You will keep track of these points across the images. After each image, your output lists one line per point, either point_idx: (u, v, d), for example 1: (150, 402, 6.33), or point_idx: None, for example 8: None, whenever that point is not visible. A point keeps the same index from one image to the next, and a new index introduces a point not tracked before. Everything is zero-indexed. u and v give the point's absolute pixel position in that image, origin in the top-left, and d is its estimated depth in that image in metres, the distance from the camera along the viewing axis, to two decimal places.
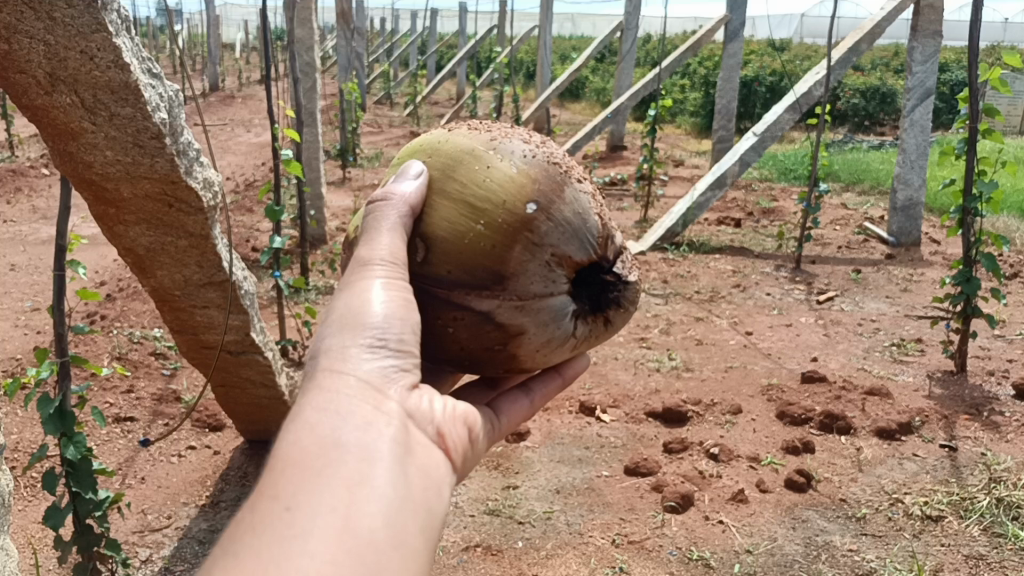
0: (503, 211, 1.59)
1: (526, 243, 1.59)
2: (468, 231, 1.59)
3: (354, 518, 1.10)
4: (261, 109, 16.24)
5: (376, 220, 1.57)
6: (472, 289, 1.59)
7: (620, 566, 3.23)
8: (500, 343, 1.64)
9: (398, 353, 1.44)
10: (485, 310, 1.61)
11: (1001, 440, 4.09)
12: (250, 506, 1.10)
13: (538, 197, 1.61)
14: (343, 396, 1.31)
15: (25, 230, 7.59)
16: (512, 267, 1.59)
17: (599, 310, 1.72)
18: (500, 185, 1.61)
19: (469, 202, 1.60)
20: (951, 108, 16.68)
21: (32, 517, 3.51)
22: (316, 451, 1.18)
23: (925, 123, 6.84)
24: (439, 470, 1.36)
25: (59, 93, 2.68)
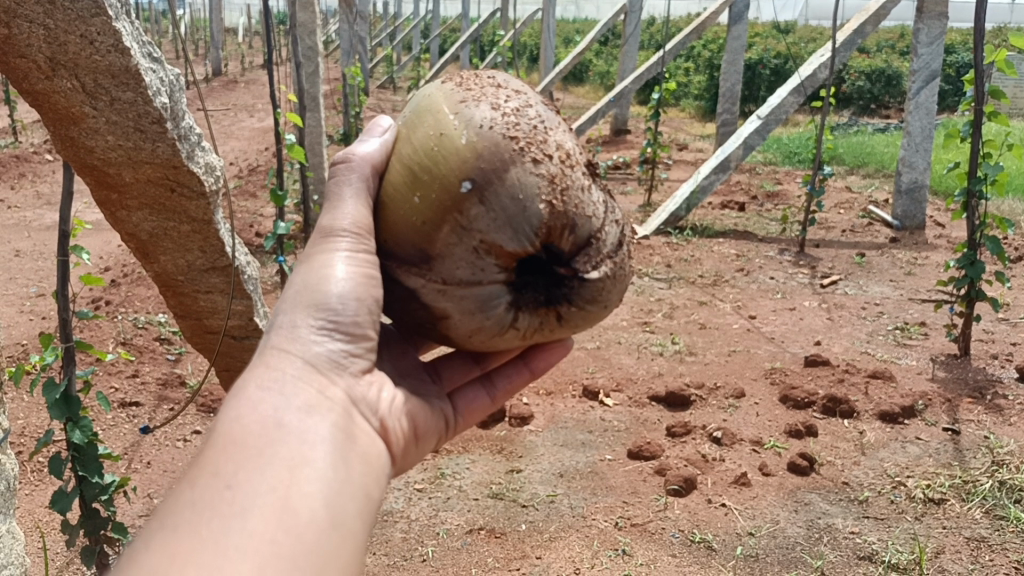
0: (437, 187, 1.56)
1: (454, 225, 1.56)
2: (405, 202, 1.59)
3: (292, 497, 1.20)
4: (264, 94, 16.20)
5: (339, 187, 1.61)
6: (404, 266, 1.62)
7: (624, 548, 3.25)
8: (435, 323, 1.65)
9: (347, 339, 1.54)
10: (413, 288, 1.62)
11: (1004, 423, 4.10)
12: (191, 479, 1.19)
13: (473, 175, 1.55)
14: (290, 378, 1.41)
15: (29, 216, 7.60)
16: (438, 248, 1.58)
17: (552, 303, 1.64)
18: (440, 157, 1.57)
19: (412, 171, 1.59)
20: (957, 90, 16.57)
21: (39, 501, 3.53)
22: (259, 430, 1.28)
23: (931, 106, 6.80)
24: (378, 458, 1.47)
25: (59, 78, 2.68)
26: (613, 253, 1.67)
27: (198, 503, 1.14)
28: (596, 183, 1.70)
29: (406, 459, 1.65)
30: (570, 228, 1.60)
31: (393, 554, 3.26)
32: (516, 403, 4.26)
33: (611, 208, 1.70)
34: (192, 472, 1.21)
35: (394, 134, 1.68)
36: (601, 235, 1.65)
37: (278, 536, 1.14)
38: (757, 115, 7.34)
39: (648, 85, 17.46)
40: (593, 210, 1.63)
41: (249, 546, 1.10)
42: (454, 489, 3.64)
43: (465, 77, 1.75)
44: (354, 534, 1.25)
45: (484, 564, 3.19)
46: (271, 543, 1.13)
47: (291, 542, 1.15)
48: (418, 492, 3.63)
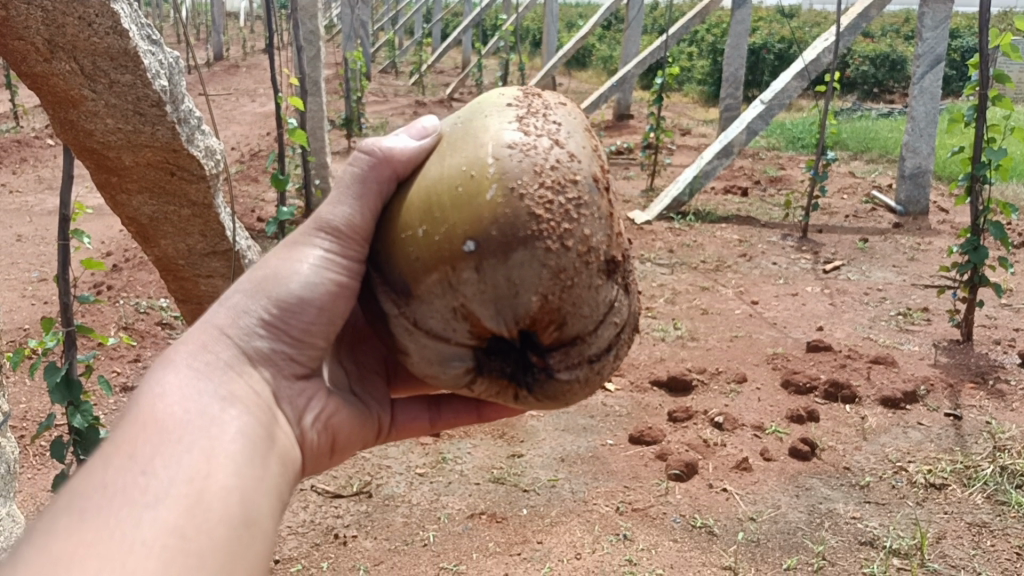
0: (444, 234, 1.45)
1: (443, 277, 1.46)
2: (409, 230, 1.48)
3: (205, 489, 1.20)
4: (266, 79, 16.14)
5: (356, 188, 1.53)
6: (385, 289, 1.55)
7: (624, 533, 3.25)
8: (400, 353, 1.59)
9: (290, 338, 1.54)
10: (387, 315, 1.55)
11: (1005, 408, 4.09)
12: (103, 461, 1.18)
13: (479, 239, 1.42)
14: (218, 368, 1.41)
15: (30, 200, 7.59)
16: (420, 289, 1.49)
17: (513, 380, 1.56)
18: (456, 204, 1.45)
19: (428, 202, 1.47)
20: (961, 75, 16.48)
21: (41, 485, 3.54)
22: (178, 418, 1.27)
23: (935, 91, 6.75)
24: (293, 459, 1.48)
25: (58, 60, 2.66)
26: (595, 359, 1.55)
27: (108, 485, 1.13)
28: (614, 282, 1.52)
29: (316, 468, 1.65)
30: (557, 325, 1.48)
31: (394, 539, 3.27)
32: None
33: (619, 308, 1.55)
34: (103, 454, 1.20)
35: (436, 141, 1.55)
36: (590, 338, 1.52)
37: (189, 525, 1.13)
38: (760, 99, 7.29)
39: (651, 69, 17.39)
40: (592, 311, 1.49)
41: (159, 533, 1.09)
42: (455, 474, 3.65)
43: (537, 111, 1.57)
44: (263, 531, 1.26)
45: (484, 548, 3.20)
46: (181, 532, 1.12)
47: (202, 532, 1.14)
48: (419, 477, 3.63)
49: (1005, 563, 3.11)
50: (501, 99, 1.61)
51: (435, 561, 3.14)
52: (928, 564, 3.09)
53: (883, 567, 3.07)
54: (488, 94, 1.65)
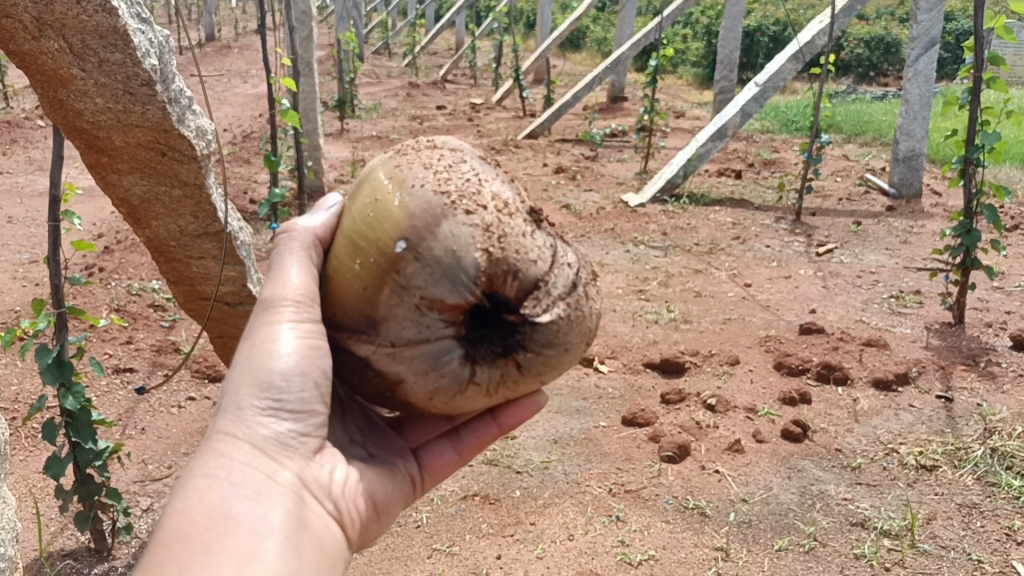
0: (374, 251, 1.48)
1: (394, 285, 1.46)
2: (346, 271, 1.51)
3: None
4: (257, 60, 16.03)
5: (286, 258, 1.56)
6: (349, 333, 1.53)
7: (617, 514, 3.27)
8: (392, 388, 1.54)
9: (295, 416, 1.51)
10: (365, 356, 1.52)
11: (996, 390, 4.11)
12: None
13: (408, 238, 1.46)
14: (239, 465, 1.40)
15: (21, 182, 7.55)
16: (381, 311, 1.48)
17: (508, 352, 1.50)
18: (373, 223, 1.50)
19: (347, 241, 1.53)
20: (956, 58, 16.46)
21: (34, 468, 3.53)
22: (205, 528, 1.28)
23: (929, 73, 6.73)
24: (332, 542, 1.47)
25: (46, 39, 2.64)
26: (565, 295, 1.53)
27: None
28: (542, 229, 1.57)
29: (360, 538, 1.62)
30: (512, 273, 1.48)
31: None
32: None
33: (561, 250, 1.57)
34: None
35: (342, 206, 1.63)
36: (549, 278, 1.51)
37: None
38: (755, 82, 7.27)
39: (646, 51, 17.32)
40: (535, 253, 1.50)
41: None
42: None
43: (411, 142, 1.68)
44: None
45: (478, 530, 3.21)
46: None
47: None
48: None
49: (994, 544, 3.13)
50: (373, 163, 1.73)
51: (428, 542, 3.15)
52: (918, 545, 3.11)
53: (874, 548, 3.10)
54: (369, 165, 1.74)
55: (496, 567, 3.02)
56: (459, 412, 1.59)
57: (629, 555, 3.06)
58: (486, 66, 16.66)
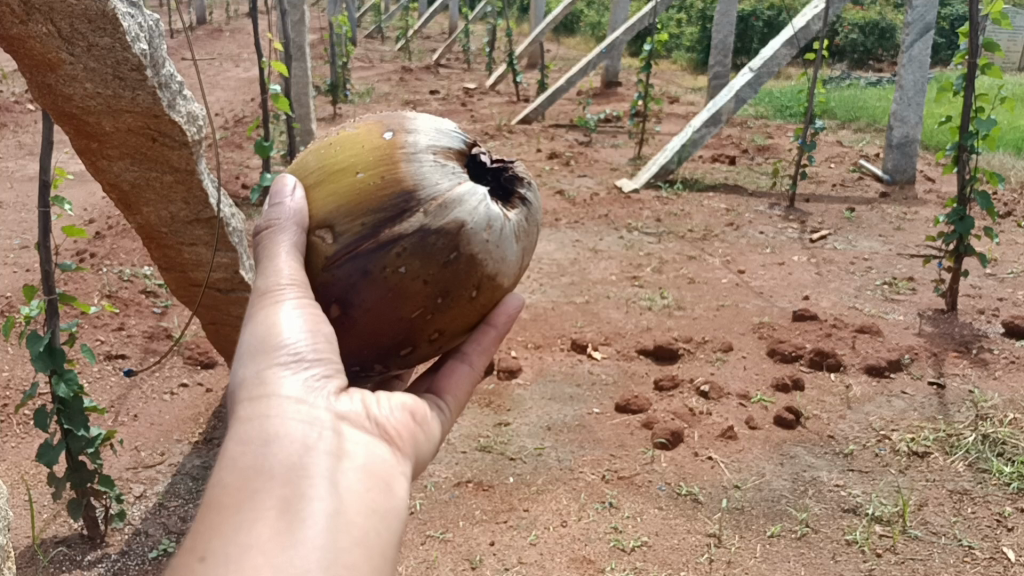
0: (365, 148, 1.49)
1: (406, 156, 1.48)
2: (356, 180, 1.47)
3: (279, 546, 1.07)
4: (249, 44, 15.94)
5: (267, 245, 1.45)
6: (389, 221, 1.45)
7: (610, 501, 3.27)
8: (456, 246, 1.45)
9: (318, 360, 1.36)
10: (418, 226, 1.44)
11: (988, 377, 4.13)
12: (176, 561, 1.08)
13: (390, 125, 1.52)
14: (266, 417, 1.25)
15: (10, 167, 7.49)
16: (410, 180, 1.46)
17: (510, 193, 1.56)
18: (344, 143, 1.52)
19: (328, 176, 1.50)
20: (950, 45, 16.44)
21: (25, 454, 3.52)
22: (234, 493, 1.14)
23: (924, 59, 6.70)
24: (387, 470, 1.30)
25: (34, 23, 2.61)
26: None
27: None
28: None
29: (422, 460, 1.45)
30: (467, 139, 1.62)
31: None
32: (504, 356, 4.26)
33: None
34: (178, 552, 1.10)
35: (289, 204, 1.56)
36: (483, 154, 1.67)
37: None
38: (749, 67, 7.24)
39: (640, 36, 17.27)
40: None
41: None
42: (442, 442, 3.64)
43: None
44: (359, 567, 1.12)
45: (472, 516, 3.21)
46: None
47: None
48: None
49: (985, 530, 3.16)
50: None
51: (421, 529, 3.15)
52: (909, 531, 3.13)
53: (865, 534, 3.11)
54: None
55: (490, 554, 3.03)
56: (498, 289, 1.53)
57: (622, 542, 3.07)
58: (479, 51, 16.58)
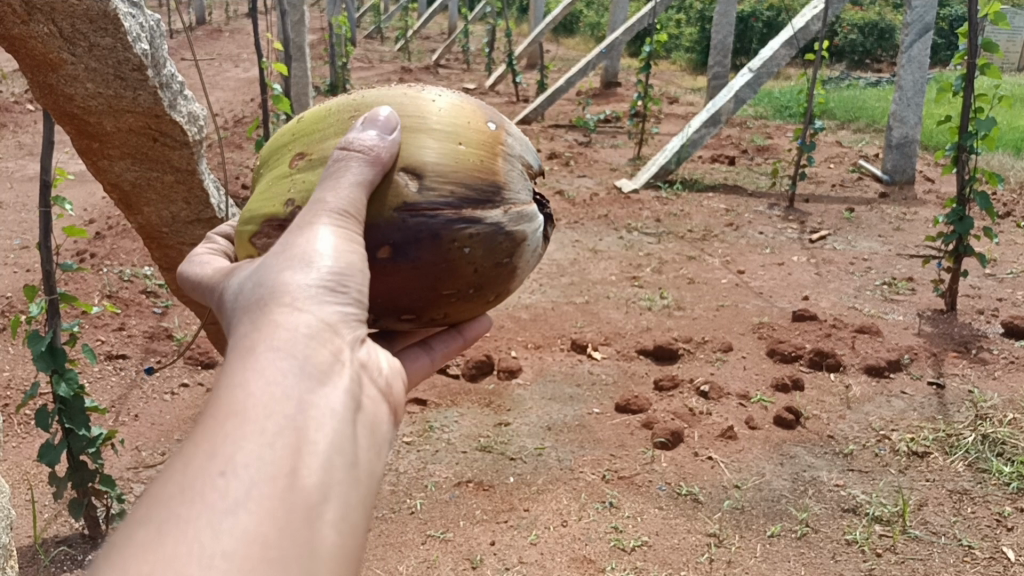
0: (473, 129, 1.58)
1: (502, 157, 1.60)
2: (458, 152, 1.54)
3: (296, 485, 0.96)
4: (249, 44, 15.94)
5: (339, 168, 1.40)
6: (475, 204, 1.53)
7: (610, 501, 3.28)
8: (512, 254, 1.58)
9: (355, 302, 1.26)
10: (495, 221, 1.54)
11: (987, 377, 4.14)
12: (183, 457, 0.93)
13: (492, 119, 1.63)
14: (296, 337, 1.13)
15: (10, 167, 7.50)
16: (502, 178, 1.58)
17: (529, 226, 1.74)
18: (450, 109, 1.58)
19: (430, 130, 1.53)
20: (949, 45, 16.45)
21: (27, 454, 3.52)
22: (268, 404, 1.02)
23: (923, 60, 6.71)
24: (384, 433, 1.22)
25: (36, 22, 2.59)
26: None
27: (183, 478, 0.90)
28: None
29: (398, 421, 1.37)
30: None
31: (381, 506, 3.27)
32: (504, 356, 4.27)
33: None
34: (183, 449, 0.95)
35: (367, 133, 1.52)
36: None
37: (277, 541, 0.90)
38: (749, 67, 7.24)
39: (640, 37, 17.29)
40: None
41: (239, 546, 0.86)
42: (442, 442, 3.64)
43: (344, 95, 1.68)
44: (356, 532, 1.02)
45: (472, 516, 3.22)
46: (261, 546, 0.88)
47: (292, 543, 0.91)
48: (406, 445, 3.62)
49: (985, 529, 3.16)
50: (288, 126, 1.67)
51: (423, 529, 3.15)
52: (909, 531, 3.14)
53: (866, 534, 3.12)
54: (307, 122, 1.62)
55: (490, 553, 3.03)
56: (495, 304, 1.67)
57: (623, 541, 3.08)
58: (479, 51, 16.59)
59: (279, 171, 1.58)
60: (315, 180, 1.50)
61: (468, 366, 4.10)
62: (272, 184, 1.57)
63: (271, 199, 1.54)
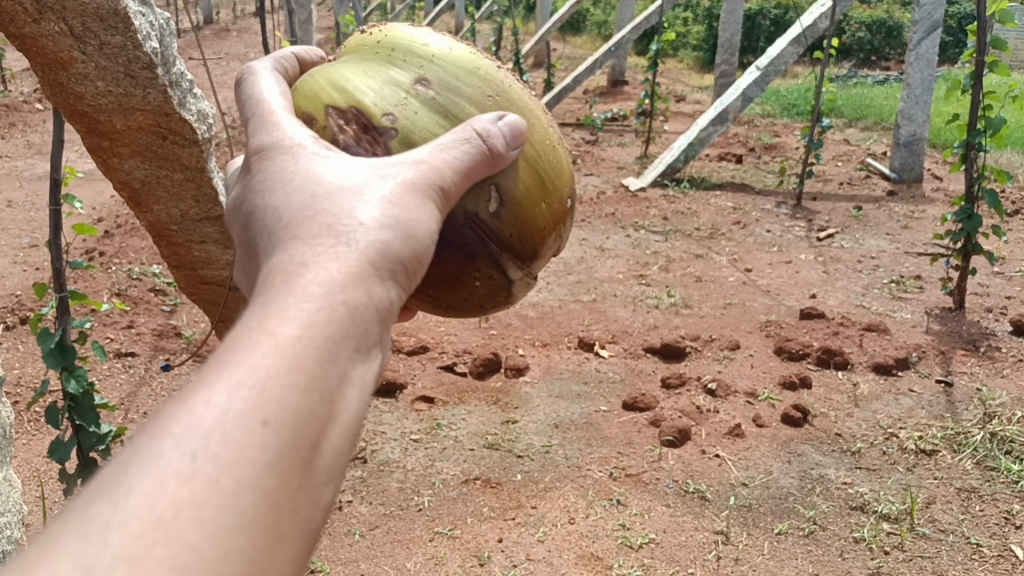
0: (561, 195, 1.55)
1: (560, 235, 1.59)
2: (538, 207, 1.50)
3: (314, 465, 0.88)
4: (256, 43, 15.96)
5: (455, 147, 1.28)
6: (509, 257, 1.52)
7: (617, 498, 3.28)
8: (496, 307, 1.60)
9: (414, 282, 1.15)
10: (512, 279, 1.56)
11: (996, 375, 4.13)
12: (233, 383, 0.86)
13: (573, 194, 1.60)
14: (366, 296, 1.01)
15: (19, 166, 7.53)
16: (546, 250, 1.57)
17: None
18: (558, 165, 1.54)
19: (534, 172, 1.49)
20: (958, 42, 16.40)
21: (37, 451, 3.54)
22: (320, 367, 0.92)
23: (931, 58, 6.68)
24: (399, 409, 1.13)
25: (47, 22, 2.61)
26: None
27: (217, 423, 0.83)
28: None
29: None
30: None
31: (389, 504, 3.28)
32: (512, 354, 4.27)
33: None
34: (227, 378, 0.87)
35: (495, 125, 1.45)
36: None
37: (282, 529, 0.83)
38: (756, 66, 7.21)
39: (647, 35, 17.27)
40: None
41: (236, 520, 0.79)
42: (450, 440, 3.65)
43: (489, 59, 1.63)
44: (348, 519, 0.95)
45: (479, 513, 3.22)
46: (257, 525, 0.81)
47: (295, 531, 0.84)
48: (414, 443, 3.63)
49: (993, 527, 3.16)
50: (436, 40, 1.60)
51: (430, 526, 3.16)
52: (917, 528, 3.13)
53: (873, 532, 3.12)
54: (447, 64, 1.55)
55: (498, 551, 3.03)
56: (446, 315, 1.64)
57: (630, 538, 3.08)
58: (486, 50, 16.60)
59: (397, 77, 1.52)
60: (423, 120, 1.45)
61: (475, 364, 4.10)
62: (383, 83, 1.50)
63: (374, 95, 1.48)
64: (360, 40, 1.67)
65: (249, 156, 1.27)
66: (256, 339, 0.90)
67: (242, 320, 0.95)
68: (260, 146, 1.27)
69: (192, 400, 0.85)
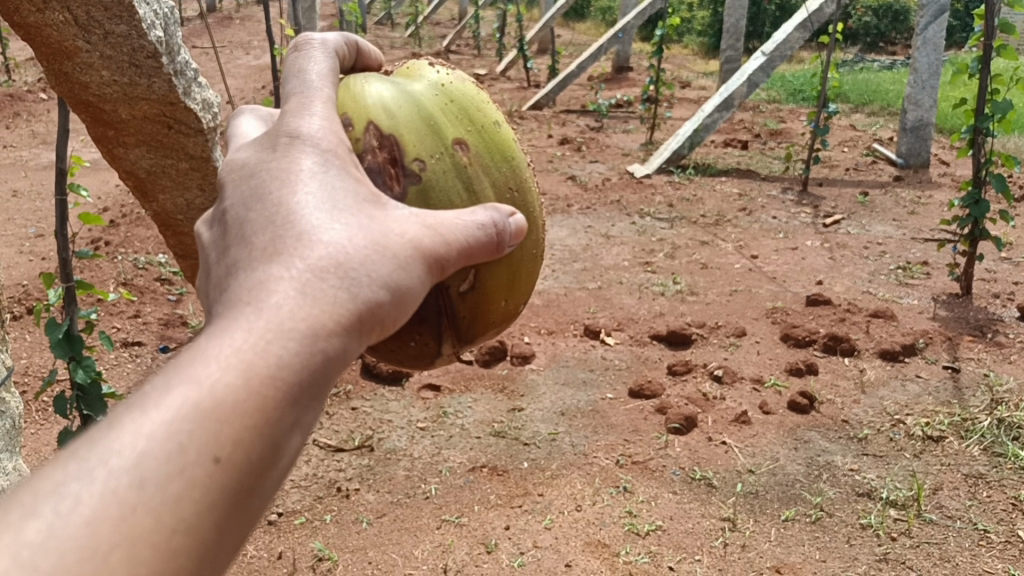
0: (518, 302, 1.55)
1: (496, 332, 1.58)
2: (498, 301, 1.50)
3: (246, 506, 0.90)
4: (259, 31, 15.92)
5: (470, 224, 1.25)
6: (451, 335, 1.49)
7: (624, 485, 3.29)
8: (409, 366, 1.54)
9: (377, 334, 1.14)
10: (442, 354, 1.52)
11: (1003, 361, 4.12)
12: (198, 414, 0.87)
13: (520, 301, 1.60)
14: (338, 350, 1.00)
15: (24, 156, 7.53)
16: (481, 338, 1.55)
17: None
18: (529, 275, 1.55)
19: (510, 271, 1.49)
20: (967, 26, 16.27)
21: (45, 440, 3.56)
22: (282, 420, 0.92)
23: (938, 42, 6.63)
24: None
25: (51, 11, 2.63)
26: None
27: (175, 455, 0.85)
28: None
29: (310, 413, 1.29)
30: None
31: (396, 492, 3.29)
32: (518, 342, 4.27)
33: None
34: (195, 404, 0.88)
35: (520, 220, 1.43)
36: None
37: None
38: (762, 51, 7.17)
39: (652, 21, 17.20)
40: None
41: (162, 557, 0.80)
42: (457, 428, 3.65)
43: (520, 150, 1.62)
44: None
45: (486, 501, 3.23)
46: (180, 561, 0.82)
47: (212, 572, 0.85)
48: (420, 431, 3.64)
49: (1000, 513, 3.15)
50: (493, 110, 1.59)
51: (437, 513, 3.17)
52: (924, 514, 3.13)
53: (880, 518, 3.12)
54: (492, 138, 1.53)
55: (505, 537, 3.04)
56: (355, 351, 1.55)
57: (637, 525, 3.08)
58: (489, 37, 16.53)
59: (444, 126, 1.49)
60: (448, 184, 1.44)
61: (481, 352, 4.11)
62: (426, 125, 1.48)
63: (414, 134, 1.46)
64: (424, 63, 1.63)
65: (279, 135, 1.22)
66: (235, 366, 0.91)
67: (225, 331, 0.95)
68: (292, 129, 1.23)
69: (157, 420, 0.86)
